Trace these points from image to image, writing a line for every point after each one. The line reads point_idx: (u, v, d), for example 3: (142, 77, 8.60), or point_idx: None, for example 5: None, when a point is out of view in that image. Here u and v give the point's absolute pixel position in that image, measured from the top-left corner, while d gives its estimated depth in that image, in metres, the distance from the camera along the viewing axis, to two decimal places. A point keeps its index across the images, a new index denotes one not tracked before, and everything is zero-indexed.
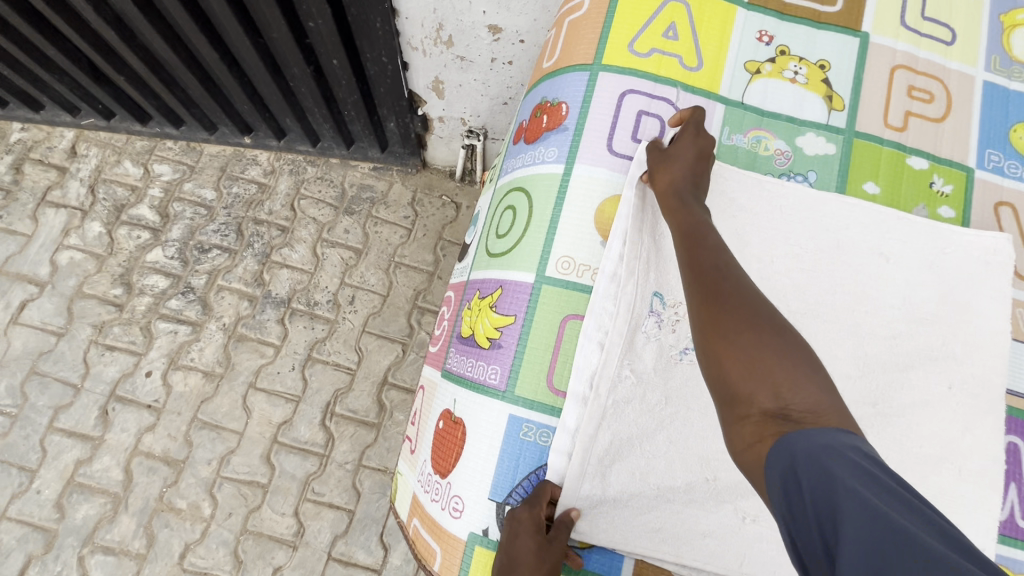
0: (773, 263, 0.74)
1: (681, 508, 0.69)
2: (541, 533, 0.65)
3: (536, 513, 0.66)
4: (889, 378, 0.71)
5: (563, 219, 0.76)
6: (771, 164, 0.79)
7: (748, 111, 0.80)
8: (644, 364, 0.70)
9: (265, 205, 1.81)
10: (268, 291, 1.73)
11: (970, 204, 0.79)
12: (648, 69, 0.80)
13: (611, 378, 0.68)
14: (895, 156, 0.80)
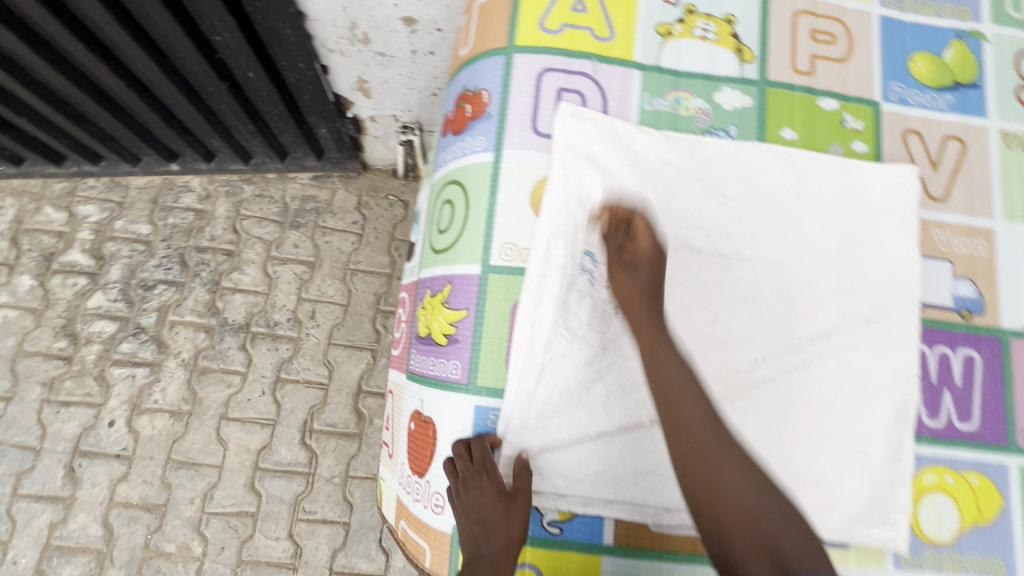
0: (705, 218, 0.77)
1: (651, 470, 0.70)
2: (503, 493, 0.67)
3: (495, 476, 0.67)
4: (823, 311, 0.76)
5: (500, 206, 0.77)
6: (693, 123, 0.81)
7: (665, 74, 0.82)
8: (596, 336, 0.71)
9: (206, 231, 1.74)
10: (224, 319, 1.67)
11: (880, 136, 0.83)
12: (562, 45, 0.80)
13: (557, 348, 0.70)
14: (807, 100, 0.83)
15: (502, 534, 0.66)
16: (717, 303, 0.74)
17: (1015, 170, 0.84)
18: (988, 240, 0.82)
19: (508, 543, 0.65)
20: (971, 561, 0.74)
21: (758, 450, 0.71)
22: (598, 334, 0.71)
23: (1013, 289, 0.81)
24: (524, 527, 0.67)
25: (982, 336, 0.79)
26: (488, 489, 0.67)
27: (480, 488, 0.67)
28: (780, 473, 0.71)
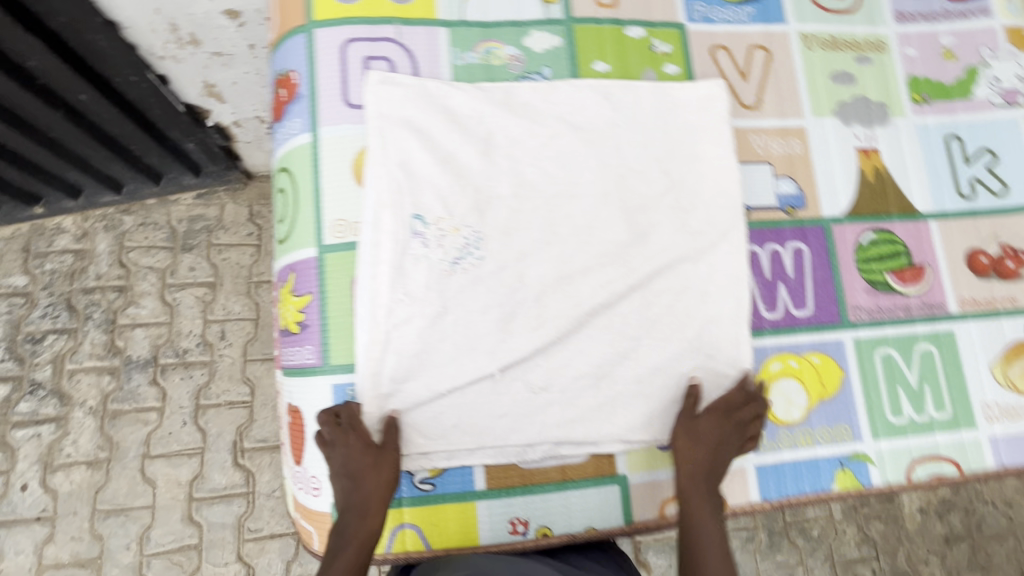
0: (531, 163, 0.78)
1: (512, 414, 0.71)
2: (373, 446, 0.69)
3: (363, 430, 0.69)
4: (654, 232, 0.79)
5: (325, 185, 0.76)
6: (507, 71, 0.81)
7: (472, 27, 0.82)
8: (438, 297, 0.72)
9: (90, 271, 1.65)
10: (127, 358, 1.60)
11: (689, 57, 0.87)
12: (361, 13, 0.79)
13: (399, 314, 0.71)
14: (615, 32, 0.85)
15: (371, 484, 0.68)
16: (550, 243, 0.76)
17: (818, 68, 0.89)
18: (801, 138, 0.87)
19: (374, 495, 0.67)
20: (821, 433, 0.80)
21: (610, 373, 0.74)
22: (438, 293, 0.72)
23: (830, 179, 0.87)
24: (395, 476, 0.69)
25: (808, 228, 0.85)
26: (355, 446, 0.69)
27: (347, 446, 0.69)
28: (634, 391, 0.74)
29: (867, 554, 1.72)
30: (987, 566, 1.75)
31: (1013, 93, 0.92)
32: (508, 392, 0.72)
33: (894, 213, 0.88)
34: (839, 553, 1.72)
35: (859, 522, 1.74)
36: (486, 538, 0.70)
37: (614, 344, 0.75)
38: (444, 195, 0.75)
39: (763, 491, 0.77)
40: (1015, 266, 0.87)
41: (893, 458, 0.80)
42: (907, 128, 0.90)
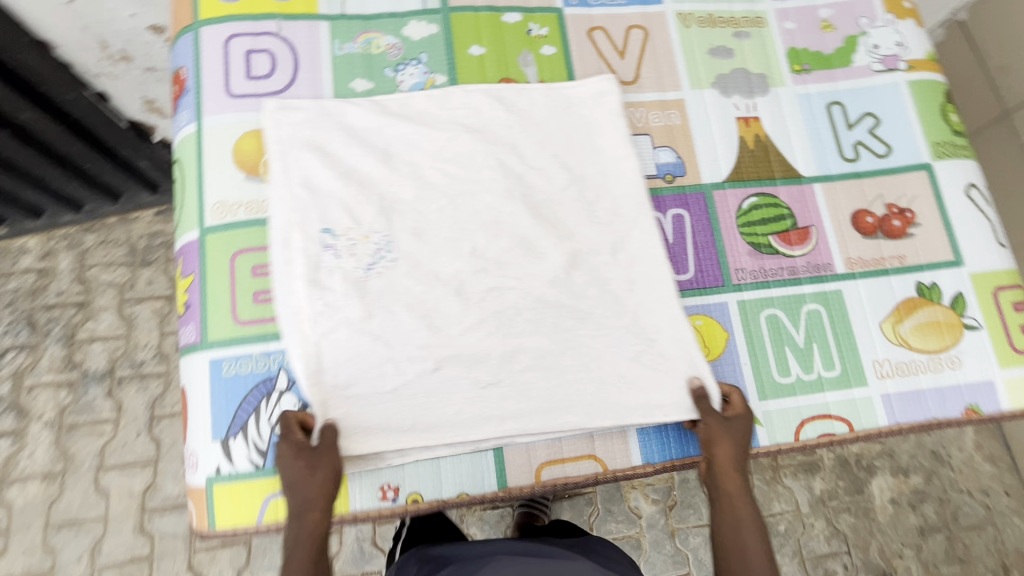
0: (407, 143, 0.81)
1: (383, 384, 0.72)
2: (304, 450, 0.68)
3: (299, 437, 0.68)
4: (529, 203, 0.81)
5: (207, 169, 0.79)
6: (385, 59, 0.85)
7: (352, 20, 0.86)
8: (357, 302, 0.73)
9: (51, 288, 1.70)
10: (85, 371, 1.63)
11: (566, 38, 0.90)
12: (244, 12, 0.84)
13: (318, 321, 0.72)
14: (492, 18, 0.89)
15: (314, 489, 0.66)
16: (424, 216, 0.78)
17: (696, 44, 0.93)
18: (680, 109, 0.89)
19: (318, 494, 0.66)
20: None
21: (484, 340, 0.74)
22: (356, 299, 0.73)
23: (710, 148, 0.88)
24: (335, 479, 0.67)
25: (689, 195, 0.86)
26: (295, 453, 0.68)
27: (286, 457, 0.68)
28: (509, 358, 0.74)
29: (837, 549, 1.57)
30: (966, 558, 1.60)
31: (892, 59, 0.94)
32: (376, 361, 0.72)
33: (778, 178, 0.89)
34: (807, 547, 1.57)
35: (827, 514, 1.59)
36: (356, 505, 0.71)
37: (487, 313, 0.76)
38: (321, 178, 0.77)
39: (646, 455, 0.77)
40: (901, 225, 0.88)
41: (781, 418, 0.80)
42: (789, 97, 0.93)
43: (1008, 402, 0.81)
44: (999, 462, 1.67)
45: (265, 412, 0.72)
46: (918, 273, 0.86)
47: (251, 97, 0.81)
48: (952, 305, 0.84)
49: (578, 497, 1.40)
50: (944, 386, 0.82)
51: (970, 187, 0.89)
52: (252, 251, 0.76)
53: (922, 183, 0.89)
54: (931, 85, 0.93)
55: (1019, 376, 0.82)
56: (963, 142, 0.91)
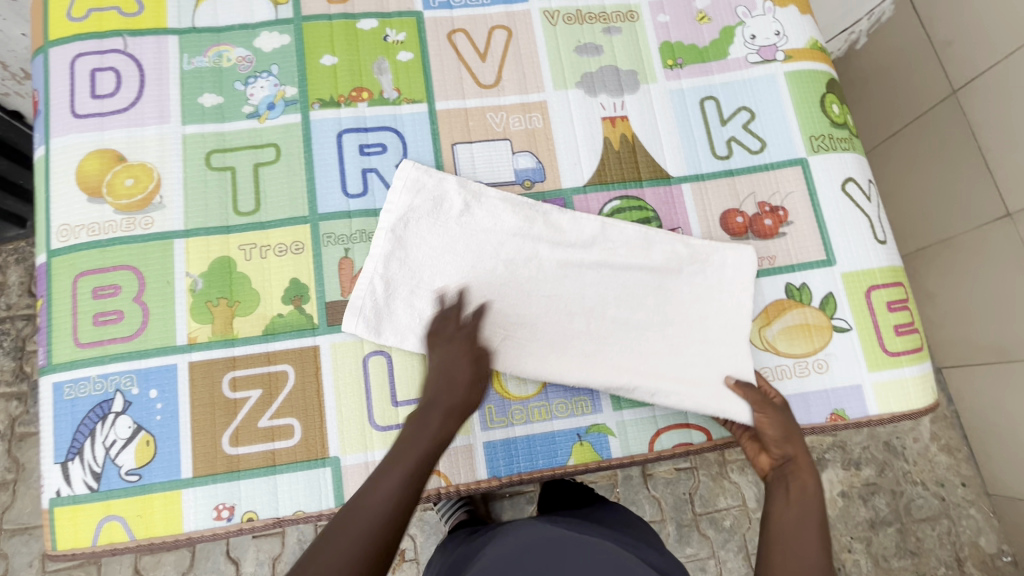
0: (321, 188, 0.81)
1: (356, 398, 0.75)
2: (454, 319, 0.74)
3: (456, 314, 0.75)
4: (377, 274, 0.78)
5: (54, 190, 0.79)
6: (235, 72, 0.84)
7: (203, 33, 0.85)
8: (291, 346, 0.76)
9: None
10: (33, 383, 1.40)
11: (425, 42, 0.88)
12: (89, 30, 0.83)
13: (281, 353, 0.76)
14: (346, 25, 0.87)
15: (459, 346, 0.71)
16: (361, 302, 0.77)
17: (562, 42, 0.90)
18: (543, 111, 0.87)
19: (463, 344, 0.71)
20: (558, 406, 0.78)
21: (314, 426, 0.74)
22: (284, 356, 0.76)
23: (573, 148, 0.86)
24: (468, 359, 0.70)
25: (548, 200, 0.84)
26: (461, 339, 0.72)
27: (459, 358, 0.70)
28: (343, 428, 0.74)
29: None
30: (917, 552, 1.41)
31: (769, 50, 0.90)
32: (297, 397, 0.75)
33: (644, 179, 0.86)
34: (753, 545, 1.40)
35: None
36: (190, 527, 0.70)
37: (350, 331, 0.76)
38: (180, 204, 0.79)
39: (492, 469, 0.76)
40: (772, 224, 0.85)
41: (636, 429, 0.78)
42: (660, 93, 0.89)
43: (876, 405, 0.78)
44: (957, 452, 1.46)
45: (102, 433, 0.72)
46: (787, 275, 0.83)
47: (96, 117, 0.81)
48: (822, 306, 0.81)
49: (518, 494, 1.20)
50: (809, 391, 0.79)
51: (847, 182, 0.86)
52: (94, 272, 0.76)
53: (796, 178, 0.86)
54: (811, 76, 0.89)
55: (889, 378, 0.79)
56: (842, 135, 0.88)
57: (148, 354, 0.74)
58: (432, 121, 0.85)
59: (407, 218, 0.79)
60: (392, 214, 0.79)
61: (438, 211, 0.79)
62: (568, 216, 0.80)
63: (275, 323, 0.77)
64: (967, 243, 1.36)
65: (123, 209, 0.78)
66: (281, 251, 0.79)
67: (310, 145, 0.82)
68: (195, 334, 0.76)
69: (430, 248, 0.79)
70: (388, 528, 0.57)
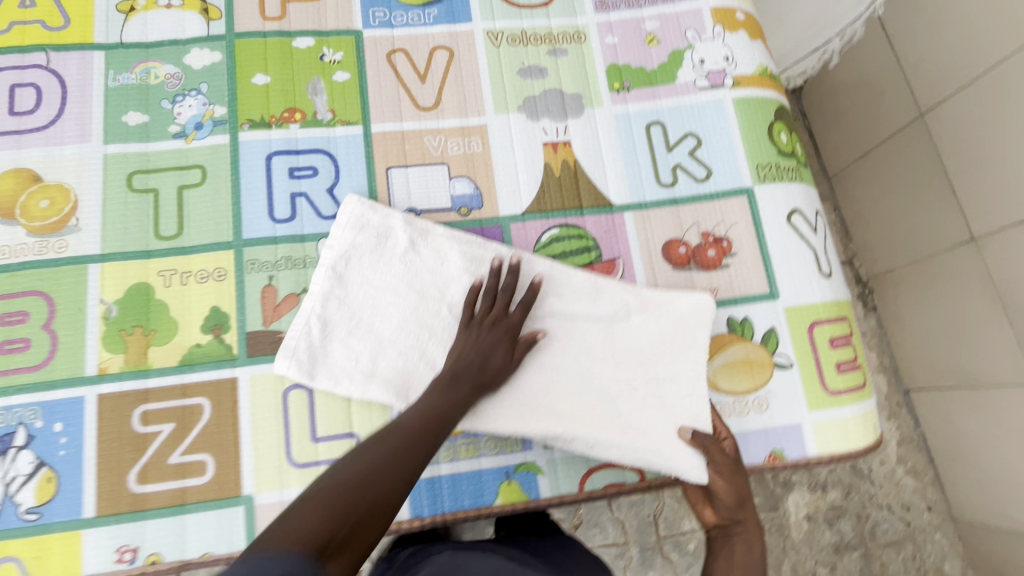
0: (247, 212, 0.78)
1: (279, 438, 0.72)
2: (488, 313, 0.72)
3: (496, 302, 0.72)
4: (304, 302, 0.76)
5: None
6: (163, 90, 0.81)
7: (131, 49, 0.82)
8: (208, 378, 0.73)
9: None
10: None
11: (363, 62, 0.85)
12: (11, 45, 0.80)
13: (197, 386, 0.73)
14: (281, 43, 0.84)
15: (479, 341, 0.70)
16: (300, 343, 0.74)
17: (505, 65, 0.87)
18: (482, 135, 0.85)
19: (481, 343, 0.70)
20: (487, 442, 0.75)
21: (227, 462, 0.71)
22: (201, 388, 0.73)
23: (513, 174, 0.84)
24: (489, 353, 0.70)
25: (484, 227, 0.82)
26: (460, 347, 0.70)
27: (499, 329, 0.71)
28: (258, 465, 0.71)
29: None
30: None
31: (717, 76, 0.89)
32: (211, 432, 0.71)
33: (585, 207, 0.84)
34: None
35: None
36: (90, 570, 0.67)
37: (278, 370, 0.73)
38: (97, 227, 0.76)
39: (415, 509, 0.73)
40: (715, 255, 0.83)
41: (568, 467, 0.75)
42: (605, 119, 0.87)
43: (814, 446, 0.76)
44: (924, 476, 1.41)
45: (1, 469, 0.68)
46: (729, 308, 0.81)
47: (13, 134, 0.78)
48: (763, 342, 0.79)
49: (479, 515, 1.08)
50: (747, 430, 0.77)
51: (792, 213, 0.84)
52: (1, 298, 0.73)
53: (740, 209, 0.84)
54: (759, 104, 0.88)
55: (829, 418, 0.77)
56: (789, 164, 0.86)
57: (55, 385, 0.71)
58: (367, 143, 0.83)
59: (348, 253, 0.77)
60: (334, 250, 0.76)
61: (382, 248, 0.77)
62: (514, 258, 0.78)
63: (193, 354, 0.74)
64: (934, 266, 1.34)
65: (36, 232, 0.75)
66: (203, 278, 0.76)
67: (237, 167, 0.79)
68: (107, 365, 0.72)
69: (372, 285, 0.77)
70: (382, 496, 0.53)
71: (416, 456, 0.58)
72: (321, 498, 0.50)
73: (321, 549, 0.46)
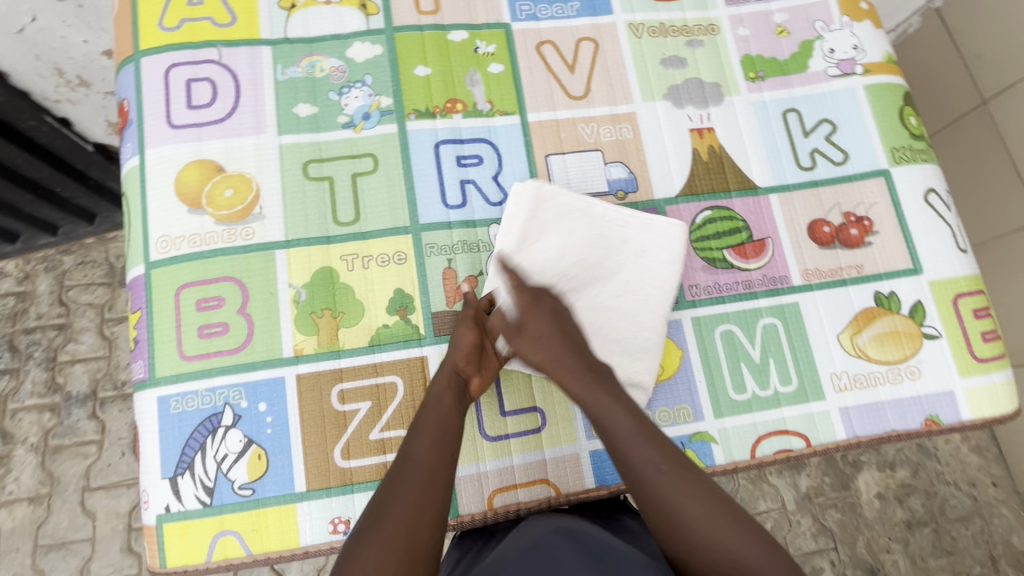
0: (422, 198, 0.81)
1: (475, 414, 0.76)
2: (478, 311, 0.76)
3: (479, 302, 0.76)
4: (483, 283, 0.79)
5: (151, 200, 0.78)
6: (329, 82, 0.84)
7: (295, 43, 0.85)
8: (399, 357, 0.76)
9: (31, 312, 1.35)
10: (71, 393, 1.30)
11: (514, 54, 0.88)
12: (183, 40, 0.83)
13: (389, 364, 0.76)
14: (437, 36, 0.87)
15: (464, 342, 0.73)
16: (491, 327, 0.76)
17: (647, 55, 0.91)
18: (632, 123, 0.88)
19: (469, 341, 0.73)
20: (661, 415, 0.79)
21: None
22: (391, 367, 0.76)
23: (663, 159, 0.87)
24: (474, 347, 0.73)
25: (641, 210, 0.85)
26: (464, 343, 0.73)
27: (468, 323, 0.74)
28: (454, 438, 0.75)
29: (825, 545, 1.34)
30: (953, 552, 1.35)
31: (848, 63, 0.92)
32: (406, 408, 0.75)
33: (733, 189, 0.88)
34: (798, 548, 1.33)
35: (815, 513, 1.35)
36: (306, 540, 0.71)
37: None
38: (280, 215, 0.79)
39: (600, 478, 0.76)
40: (859, 233, 0.87)
41: (737, 436, 0.79)
42: (744, 105, 0.91)
43: (967, 410, 0.81)
44: (987, 452, 1.42)
45: (212, 447, 0.72)
46: (876, 283, 0.85)
47: (193, 127, 0.80)
48: (911, 314, 0.83)
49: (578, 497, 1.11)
50: (904, 397, 0.81)
51: (929, 192, 0.88)
52: (197, 285, 0.76)
53: (880, 189, 0.88)
54: (889, 90, 0.92)
55: (979, 384, 0.82)
56: (921, 146, 0.90)
57: (255, 367, 0.74)
58: (525, 132, 0.86)
59: (535, 239, 0.78)
60: (511, 237, 0.77)
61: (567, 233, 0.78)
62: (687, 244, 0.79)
63: (381, 334, 0.77)
64: (994, 251, 1.29)
65: (223, 220, 0.78)
66: (383, 262, 0.79)
67: (408, 156, 0.82)
68: (302, 347, 0.75)
69: (550, 270, 0.79)
70: (416, 528, 0.59)
71: (435, 490, 0.63)
72: (375, 548, 0.57)
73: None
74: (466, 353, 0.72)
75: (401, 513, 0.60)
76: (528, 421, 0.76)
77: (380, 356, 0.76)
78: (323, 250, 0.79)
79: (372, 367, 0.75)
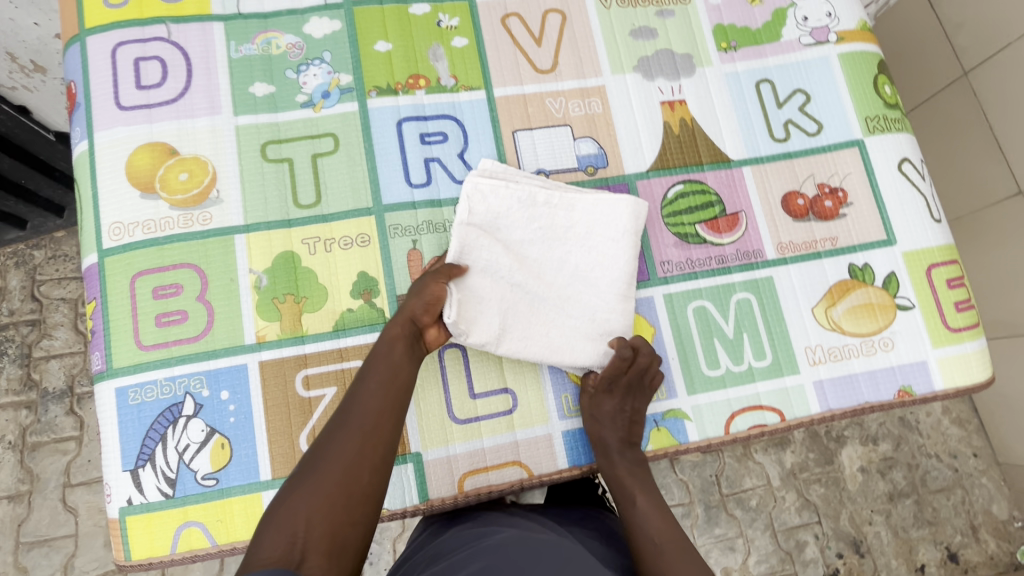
0: (385, 178, 0.79)
1: (443, 397, 0.74)
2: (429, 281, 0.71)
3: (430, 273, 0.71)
4: None
5: (102, 186, 0.75)
6: (286, 60, 0.81)
7: (248, 19, 0.82)
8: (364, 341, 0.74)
9: (2, 308, 1.31)
10: (46, 390, 1.27)
11: (478, 27, 0.86)
12: (130, 18, 0.79)
13: (355, 349, 0.74)
14: (398, 10, 0.84)
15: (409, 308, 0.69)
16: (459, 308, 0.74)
17: (616, 26, 0.89)
18: (601, 97, 0.86)
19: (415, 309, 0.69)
20: None
21: None
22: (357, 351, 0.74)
23: (634, 134, 0.85)
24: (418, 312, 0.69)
25: (611, 186, 0.83)
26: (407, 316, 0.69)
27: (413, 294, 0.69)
28: (423, 422, 0.74)
29: (808, 519, 1.35)
30: (935, 522, 1.37)
31: (822, 31, 0.90)
32: None
33: (705, 162, 0.86)
34: (782, 522, 1.34)
35: (798, 488, 1.36)
36: None
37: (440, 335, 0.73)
38: (237, 198, 0.76)
39: (572, 457, 0.76)
40: (833, 205, 0.85)
41: (711, 412, 0.79)
42: (716, 76, 0.89)
43: (940, 380, 0.81)
44: (967, 424, 1.43)
45: (174, 437, 0.70)
46: (850, 255, 0.84)
47: (143, 109, 0.77)
48: (884, 285, 0.83)
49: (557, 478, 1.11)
50: (877, 369, 0.81)
51: (903, 162, 0.87)
52: (153, 272, 0.73)
53: (854, 159, 0.87)
54: (863, 57, 0.90)
55: (952, 353, 0.81)
56: (896, 116, 0.89)
57: (216, 355, 0.72)
58: (491, 108, 0.83)
59: (503, 216, 0.76)
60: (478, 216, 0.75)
61: (534, 208, 0.77)
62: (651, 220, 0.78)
63: (346, 318, 0.75)
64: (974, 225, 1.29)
65: (179, 205, 0.75)
66: (346, 244, 0.77)
67: (370, 135, 0.80)
68: (264, 333, 0.73)
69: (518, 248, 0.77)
70: (353, 473, 0.58)
71: (377, 441, 0.61)
72: (306, 495, 0.55)
73: (294, 561, 0.51)
74: (427, 303, 0.69)
75: (339, 466, 0.58)
76: (497, 404, 0.75)
77: (345, 341, 0.74)
78: (283, 233, 0.76)
79: (337, 351, 0.74)
